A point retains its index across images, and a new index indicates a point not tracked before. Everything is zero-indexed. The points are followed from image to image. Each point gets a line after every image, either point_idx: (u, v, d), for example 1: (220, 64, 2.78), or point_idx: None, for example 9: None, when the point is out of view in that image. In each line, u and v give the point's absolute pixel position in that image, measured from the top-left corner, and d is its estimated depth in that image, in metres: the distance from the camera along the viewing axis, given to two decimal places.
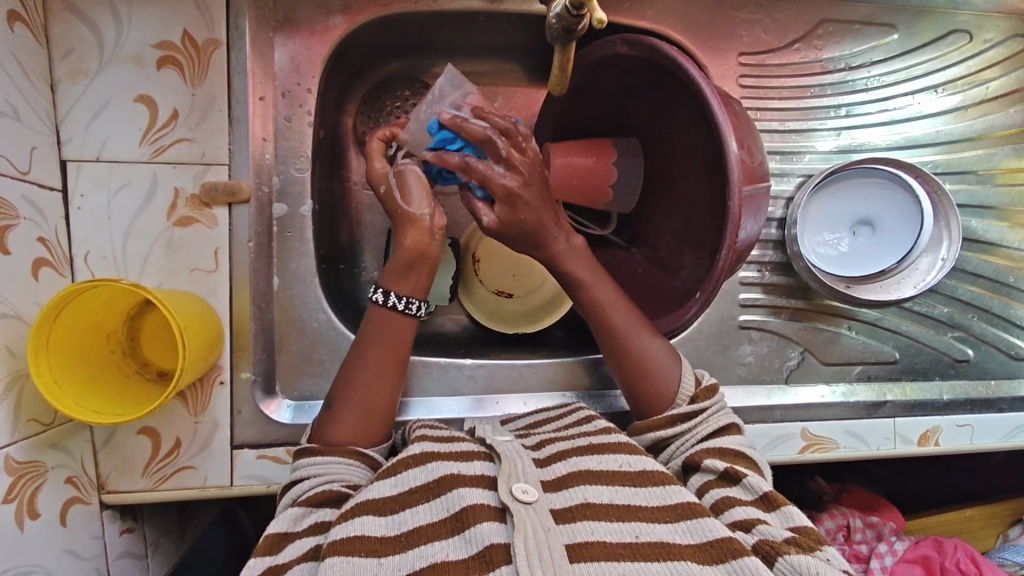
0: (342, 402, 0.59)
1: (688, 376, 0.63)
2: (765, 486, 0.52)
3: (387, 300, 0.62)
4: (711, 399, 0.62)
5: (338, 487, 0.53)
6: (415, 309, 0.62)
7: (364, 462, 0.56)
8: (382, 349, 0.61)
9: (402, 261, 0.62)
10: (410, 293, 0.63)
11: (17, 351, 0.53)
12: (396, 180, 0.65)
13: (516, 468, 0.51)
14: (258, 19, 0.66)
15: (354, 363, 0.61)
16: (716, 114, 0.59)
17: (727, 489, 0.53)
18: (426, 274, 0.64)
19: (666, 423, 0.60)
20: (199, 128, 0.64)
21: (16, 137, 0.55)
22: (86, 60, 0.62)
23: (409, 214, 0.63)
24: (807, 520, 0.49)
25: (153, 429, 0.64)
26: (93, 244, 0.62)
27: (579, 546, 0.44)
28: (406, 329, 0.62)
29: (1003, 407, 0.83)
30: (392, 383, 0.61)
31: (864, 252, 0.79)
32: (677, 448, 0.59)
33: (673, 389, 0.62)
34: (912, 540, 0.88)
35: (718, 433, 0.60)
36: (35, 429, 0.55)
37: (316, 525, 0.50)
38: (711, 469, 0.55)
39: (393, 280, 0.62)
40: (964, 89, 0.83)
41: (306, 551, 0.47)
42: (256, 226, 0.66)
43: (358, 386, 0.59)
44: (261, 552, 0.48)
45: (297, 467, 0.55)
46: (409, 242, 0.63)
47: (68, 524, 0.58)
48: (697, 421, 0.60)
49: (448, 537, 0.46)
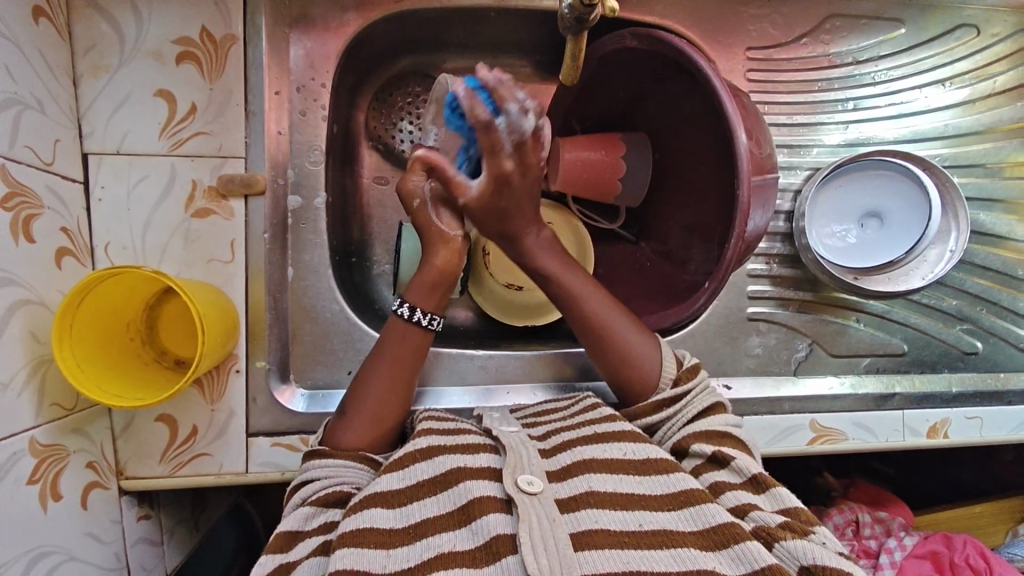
0: (356, 407, 0.60)
1: (670, 359, 0.63)
2: (753, 467, 0.53)
3: (412, 315, 0.62)
4: (694, 379, 0.62)
5: (349, 489, 0.54)
6: (435, 325, 0.64)
7: (374, 466, 0.57)
8: (394, 364, 0.62)
9: (429, 277, 0.64)
10: (433, 309, 0.64)
11: (41, 337, 0.55)
12: (430, 195, 0.65)
13: (522, 460, 0.52)
14: (274, 16, 0.67)
15: (368, 371, 0.62)
16: (724, 105, 0.60)
17: (716, 473, 0.53)
18: (448, 291, 0.65)
19: (652, 409, 0.61)
20: (216, 121, 0.65)
21: (41, 130, 0.57)
22: (106, 56, 0.63)
23: (442, 233, 0.65)
24: (796, 501, 0.50)
25: (171, 416, 0.65)
26: (114, 234, 0.64)
27: (583, 536, 0.45)
28: (419, 341, 0.63)
29: (1012, 399, 0.83)
30: (403, 392, 0.61)
31: (873, 244, 0.80)
32: (666, 433, 0.60)
33: (656, 373, 0.62)
34: (921, 535, 0.87)
35: (704, 413, 0.60)
36: (58, 413, 0.56)
37: (326, 524, 0.51)
38: (700, 454, 0.55)
39: (417, 296, 0.63)
40: (972, 83, 0.83)
41: (316, 547, 0.49)
42: (271, 218, 0.68)
43: (370, 395, 0.60)
44: (272, 550, 0.50)
45: (304, 469, 0.56)
46: (441, 261, 0.64)
47: (89, 507, 0.60)
48: (682, 404, 0.60)
49: (455, 530, 0.47)
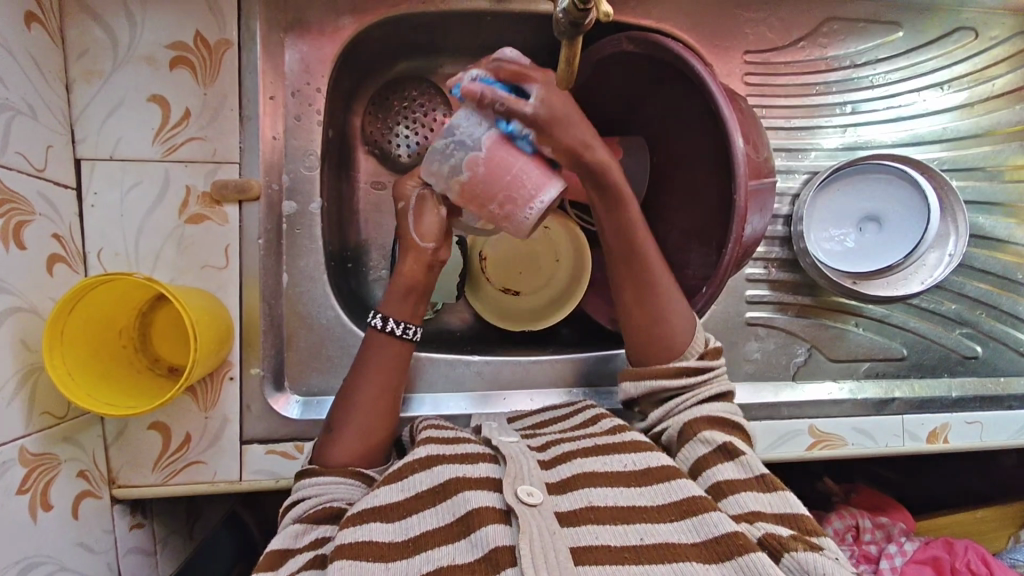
0: (343, 424, 0.59)
1: (699, 335, 0.62)
2: (762, 467, 0.52)
3: (385, 326, 0.62)
4: (717, 361, 0.62)
5: (338, 505, 0.53)
6: (412, 335, 0.63)
7: (364, 481, 0.56)
8: (377, 377, 0.61)
9: (399, 286, 0.63)
10: (408, 319, 0.63)
11: (32, 344, 0.54)
12: (416, 200, 0.63)
13: (521, 470, 0.51)
14: (268, 20, 0.67)
15: (352, 385, 0.61)
16: (720, 108, 0.59)
17: (724, 467, 0.52)
18: (422, 301, 0.64)
19: (671, 375, 0.60)
20: (210, 126, 0.65)
21: (32, 136, 0.56)
22: (99, 61, 0.63)
23: (412, 242, 0.63)
24: (803, 506, 0.49)
25: (163, 423, 0.65)
26: (107, 240, 0.63)
27: (584, 551, 0.44)
28: (401, 353, 0.62)
29: (1013, 404, 0.83)
30: (388, 403, 0.61)
31: (873, 248, 0.79)
32: (676, 407, 0.59)
33: (685, 342, 0.62)
34: (922, 541, 0.87)
35: (717, 398, 0.60)
36: (49, 421, 0.56)
37: (316, 540, 0.51)
38: (710, 440, 0.55)
39: (393, 306, 0.63)
40: (970, 86, 0.83)
41: (310, 561, 0.48)
42: (266, 223, 0.67)
43: (355, 411, 0.59)
44: (263, 567, 0.49)
45: (297, 487, 0.56)
46: (409, 270, 0.63)
47: (80, 517, 0.59)
48: (702, 381, 0.60)
49: (455, 541, 0.46)
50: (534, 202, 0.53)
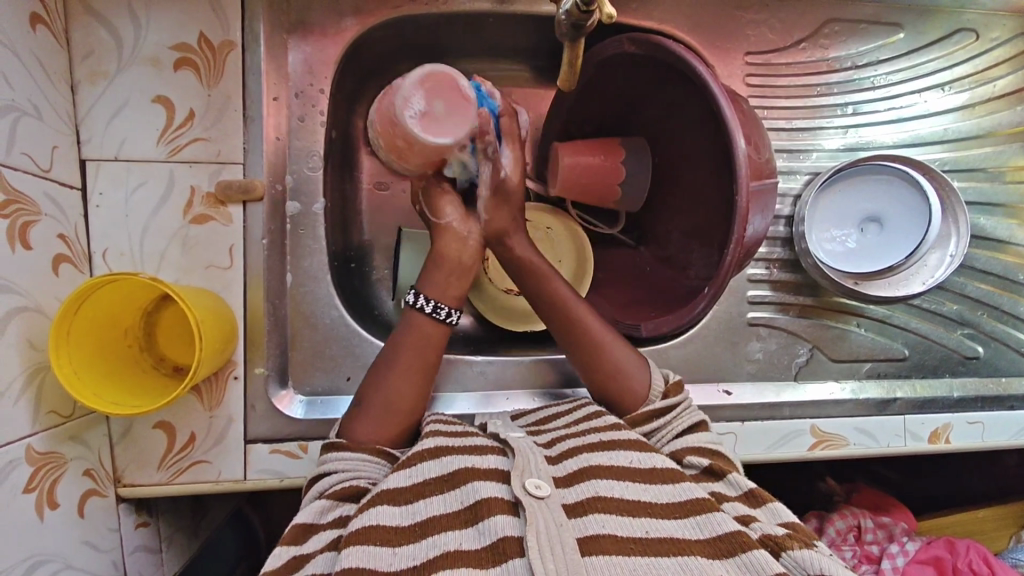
0: (376, 402, 0.59)
1: (658, 375, 0.64)
2: (749, 483, 0.53)
3: (417, 302, 0.64)
4: (681, 394, 0.64)
5: (365, 484, 0.54)
6: (453, 319, 0.64)
7: (388, 459, 0.57)
8: (413, 356, 0.62)
9: (433, 263, 0.66)
10: (442, 299, 0.64)
11: (38, 344, 0.55)
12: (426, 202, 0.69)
13: (529, 463, 0.51)
14: (272, 21, 0.67)
15: (387, 364, 0.62)
16: (723, 110, 0.59)
17: (712, 484, 0.53)
18: (458, 281, 0.66)
19: (642, 420, 0.61)
20: (214, 127, 0.65)
21: (38, 136, 0.57)
22: (105, 63, 0.63)
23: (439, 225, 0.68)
24: (793, 516, 0.49)
25: (168, 422, 0.65)
26: (112, 241, 0.64)
27: (591, 541, 0.44)
28: (439, 335, 0.63)
29: (1014, 404, 0.83)
30: (421, 385, 0.62)
31: (875, 248, 0.80)
32: (657, 443, 0.59)
33: (646, 387, 0.63)
34: (924, 540, 0.87)
35: (692, 430, 0.60)
36: (55, 420, 0.56)
37: (339, 518, 0.51)
38: (694, 464, 0.55)
39: (428, 284, 0.65)
40: (972, 87, 0.83)
41: (329, 542, 0.48)
42: (270, 223, 0.68)
43: (390, 389, 0.60)
44: (286, 542, 0.49)
45: (324, 461, 0.56)
46: (452, 249, 0.67)
47: (86, 515, 0.59)
48: (672, 416, 0.61)
49: (462, 529, 0.46)
50: (410, 110, 0.63)
